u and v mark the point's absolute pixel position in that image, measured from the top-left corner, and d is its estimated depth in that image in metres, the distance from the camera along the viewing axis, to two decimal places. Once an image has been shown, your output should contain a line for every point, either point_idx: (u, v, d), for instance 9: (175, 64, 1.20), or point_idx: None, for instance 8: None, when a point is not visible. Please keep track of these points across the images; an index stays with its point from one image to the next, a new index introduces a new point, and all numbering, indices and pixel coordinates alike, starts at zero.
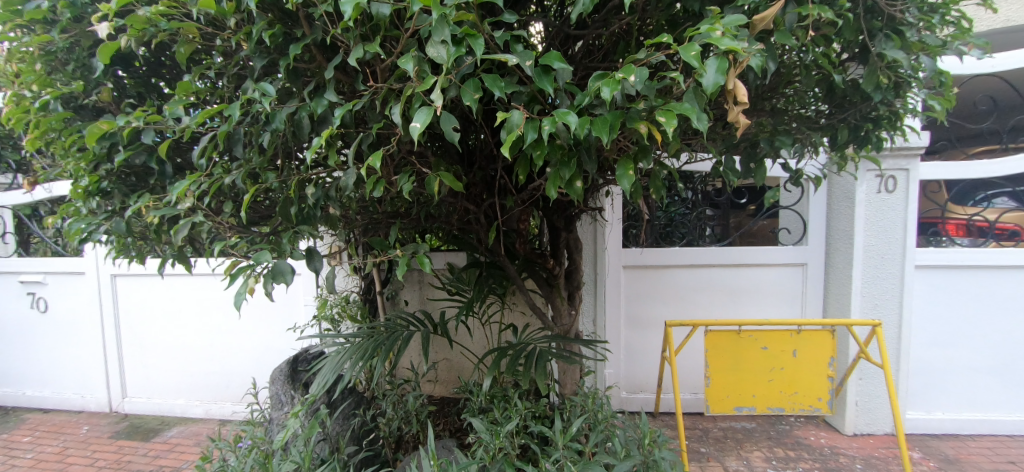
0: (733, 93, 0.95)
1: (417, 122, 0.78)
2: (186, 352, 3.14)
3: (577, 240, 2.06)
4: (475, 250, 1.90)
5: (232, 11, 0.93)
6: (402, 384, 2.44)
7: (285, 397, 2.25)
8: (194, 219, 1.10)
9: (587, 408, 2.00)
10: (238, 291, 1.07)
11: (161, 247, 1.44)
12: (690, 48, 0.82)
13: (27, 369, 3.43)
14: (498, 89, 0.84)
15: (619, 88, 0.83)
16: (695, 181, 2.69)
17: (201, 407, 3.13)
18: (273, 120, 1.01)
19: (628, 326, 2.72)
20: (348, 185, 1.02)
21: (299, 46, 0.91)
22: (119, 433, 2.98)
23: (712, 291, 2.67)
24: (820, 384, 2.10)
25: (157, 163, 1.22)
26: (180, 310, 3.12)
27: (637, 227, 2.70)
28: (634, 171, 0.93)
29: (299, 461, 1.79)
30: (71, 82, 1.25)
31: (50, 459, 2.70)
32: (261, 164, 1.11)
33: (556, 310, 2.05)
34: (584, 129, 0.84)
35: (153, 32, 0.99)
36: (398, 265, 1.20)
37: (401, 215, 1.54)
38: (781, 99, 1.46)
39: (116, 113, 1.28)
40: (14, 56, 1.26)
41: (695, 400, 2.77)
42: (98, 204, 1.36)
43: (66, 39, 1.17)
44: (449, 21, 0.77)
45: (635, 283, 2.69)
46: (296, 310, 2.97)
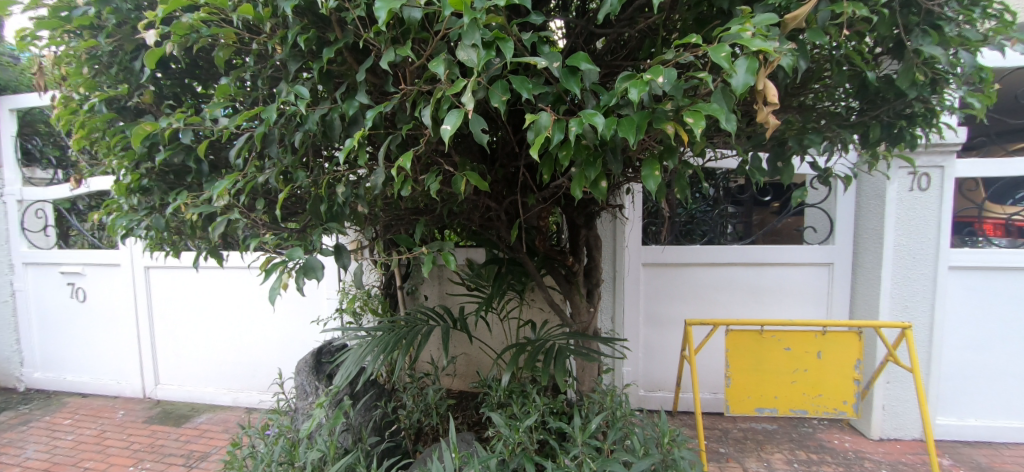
0: (763, 94, 0.95)
1: (448, 125, 0.81)
2: (215, 342, 3.26)
3: (596, 238, 2.06)
4: (495, 246, 1.92)
5: (268, 17, 0.96)
6: (422, 378, 2.49)
7: (310, 388, 2.31)
8: (230, 216, 1.15)
9: (605, 406, 2.01)
10: (272, 286, 1.12)
11: (196, 242, 1.51)
12: (719, 49, 0.82)
13: (67, 356, 3.61)
14: (525, 91, 0.85)
15: (646, 89, 0.83)
16: (718, 178, 2.66)
17: (229, 396, 3.24)
18: (306, 121, 1.04)
19: (646, 324, 2.70)
20: (377, 184, 1.05)
21: (332, 50, 0.94)
22: (152, 419, 3.11)
23: (734, 290, 2.64)
24: (846, 387, 2.05)
25: (195, 162, 1.27)
26: (210, 301, 3.23)
27: (657, 224, 2.68)
28: (660, 172, 0.93)
29: (325, 450, 1.85)
30: (116, 85, 1.32)
31: (90, 440, 2.85)
32: (294, 163, 1.15)
33: (575, 307, 2.04)
34: (611, 130, 0.84)
35: (196, 38, 1.03)
36: (424, 262, 1.25)
37: (424, 211, 1.57)
38: (810, 95, 1.42)
39: (156, 114, 1.34)
40: (63, 61, 1.33)
41: (715, 400, 2.74)
42: (139, 200, 1.42)
43: (110, 43, 1.23)
44: (480, 25, 0.79)
45: (655, 282, 2.67)
46: (319, 303, 3.05)
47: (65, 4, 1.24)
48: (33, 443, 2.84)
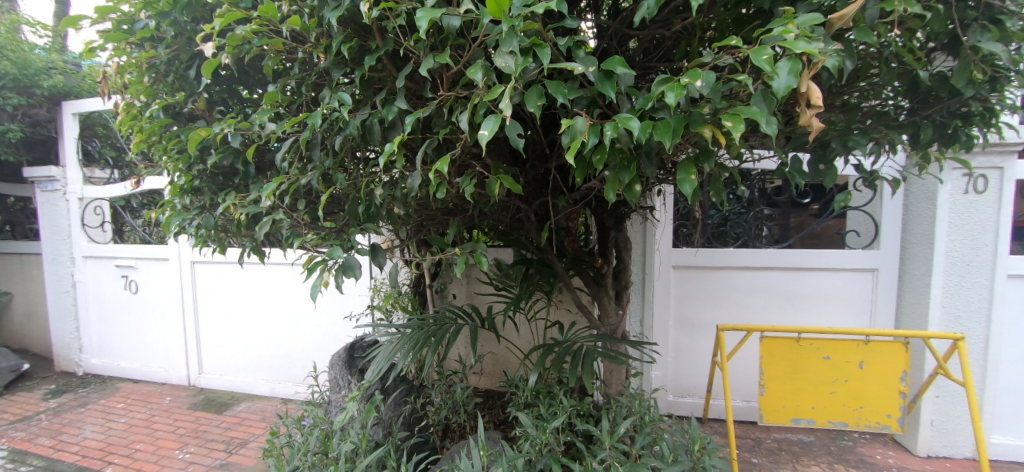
0: (807, 96, 0.93)
1: (485, 130, 0.83)
2: (253, 334, 3.41)
3: (626, 239, 2.05)
4: (524, 248, 1.93)
5: (314, 27, 1.01)
6: (450, 375, 2.53)
7: (343, 381, 2.38)
8: (275, 217, 1.21)
9: (634, 410, 1.99)
10: (314, 284, 1.18)
11: (240, 240, 1.59)
12: (761, 51, 0.80)
13: (120, 343, 3.85)
14: (561, 96, 0.86)
15: (684, 93, 0.83)
16: (754, 180, 2.58)
17: (266, 387, 3.39)
18: (347, 126, 1.09)
19: (677, 328, 2.65)
20: (413, 187, 1.08)
21: (373, 58, 0.98)
22: (196, 405, 3.29)
23: (770, 295, 2.55)
24: (890, 399, 1.96)
25: (243, 164, 1.34)
26: (250, 295, 3.38)
27: (688, 226, 2.62)
28: (696, 175, 0.91)
29: (357, 442, 1.92)
30: (174, 92, 1.42)
31: (140, 424, 3.05)
32: (334, 166, 1.19)
33: (603, 309, 2.03)
34: (647, 134, 0.84)
35: (248, 48, 1.10)
36: (458, 262, 1.29)
37: (455, 212, 1.60)
38: (855, 93, 1.36)
39: (208, 119, 1.43)
40: (124, 70, 1.43)
41: (748, 408, 2.66)
42: (190, 200, 1.52)
43: (168, 53, 1.32)
44: (518, 32, 0.80)
45: (686, 285, 2.62)
46: (352, 300, 3.15)
47: (127, 18, 1.34)
48: (91, 424, 3.06)
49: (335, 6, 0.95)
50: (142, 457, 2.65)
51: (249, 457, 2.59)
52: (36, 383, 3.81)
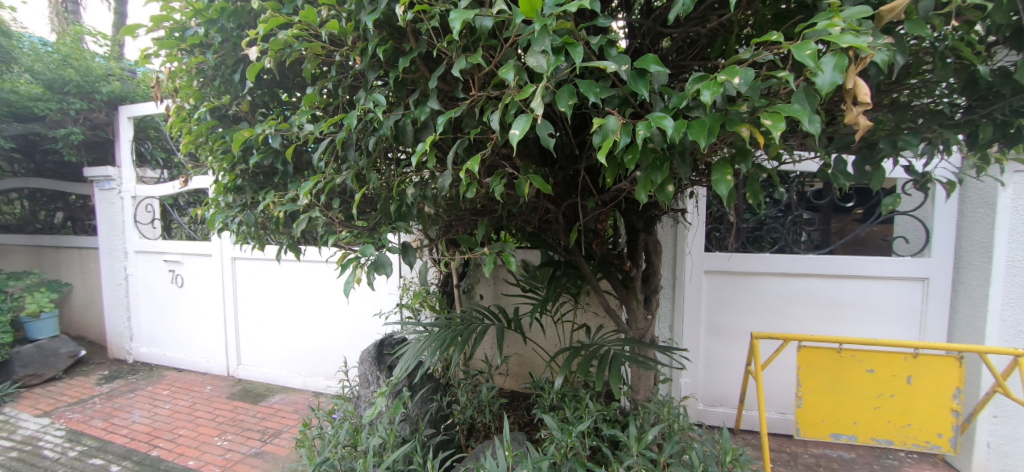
0: (853, 93, 0.89)
1: (517, 130, 0.83)
2: (288, 329, 3.54)
3: (656, 242, 2.01)
4: (552, 249, 1.93)
5: (351, 30, 1.04)
6: (475, 375, 2.55)
7: (372, 377, 2.42)
8: (311, 215, 1.25)
9: (662, 417, 1.95)
10: (347, 280, 1.22)
11: (278, 237, 1.66)
12: (804, 46, 0.78)
13: (166, 334, 4.07)
14: (593, 95, 0.86)
15: (721, 90, 0.81)
16: (792, 182, 2.48)
17: (299, 380, 3.51)
18: (381, 127, 1.12)
19: (708, 335, 2.57)
20: (444, 187, 1.09)
21: (407, 59, 1.00)
22: (234, 395, 3.45)
23: (809, 303, 2.44)
24: (940, 417, 1.83)
25: (282, 164, 1.40)
26: (286, 290, 3.51)
27: (722, 230, 2.54)
28: (732, 175, 0.89)
29: (385, 437, 1.97)
30: (220, 95, 1.50)
31: (183, 410, 3.21)
32: (367, 166, 1.23)
33: (631, 313, 2.00)
34: (681, 133, 0.83)
35: (289, 52, 1.14)
36: (487, 262, 1.30)
37: (484, 212, 1.61)
38: (905, 91, 1.28)
39: (251, 121, 1.50)
40: (176, 75, 1.52)
41: (784, 421, 2.55)
42: (233, 198, 1.60)
43: (216, 58, 1.39)
44: (550, 31, 0.80)
45: (718, 290, 2.54)
46: (381, 297, 3.23)
47: (179, 26, 1.43)
48: (140, 409, 3.25)
49: (371, 10, 0.98)
50: (185, 442, 2.79)
51: (283, 447, 2.69)
52: (92, 368, 4.08)
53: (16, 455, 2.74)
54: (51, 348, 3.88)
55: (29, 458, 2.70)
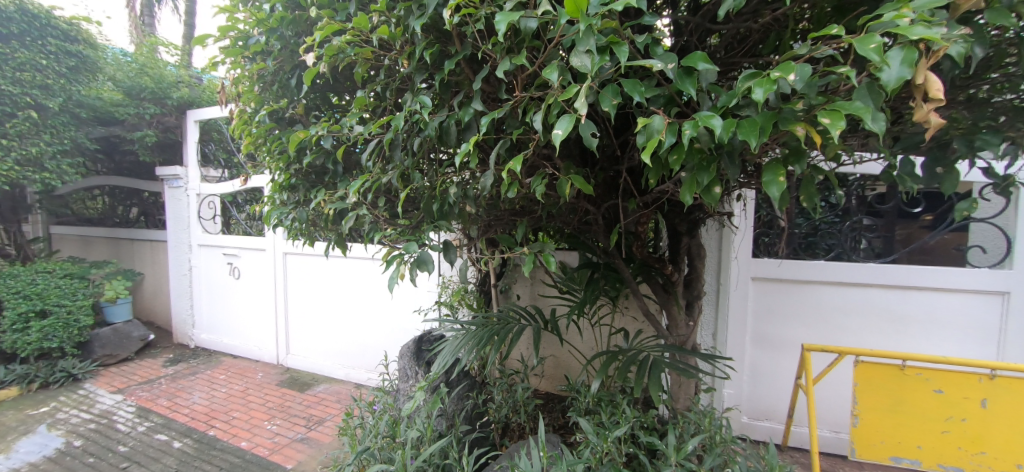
0: (923, 89, 0.83)
1: (559, 130, 0.83)
2: (333, 322, 3.70)
3: (700, 247, 1.95)
4: (591, 251, 1.91)
5: (400, 35, 1.07)
6: (511, 375, 2.55)
7: (411, 372, 2.48)
8: (359, 212, 1.32)
9: (703, 428, 1.88)
10: (391, 275, 1.27)
11: (327, 234, 1.75)
12: (867, 40, 0.74)
13: (224, 322, 4.36)
14: (638, 94, 0.84)
15: (774, 88, 0.78)
16: (851, 186, 2.33)
17: (342, 371, 3.65)
18: (427, 128, 1.15)
19: (754, 345, 2.46)
20: (485, 186, 1.11)
21: (453, 62, 1.02)
22: (283, 383, 3.64)
23: (869, 316, 2.27)
24: (1020, 446, 1.66)
25: (333, 164, 1.47)
26: (332, 285, 3.68)
27: (771, 235, 2.42)
28: (785, 177, 0.85)
29: (423, 430, 2.02)
30: (278, 100, 1.59)
31: (237, 395, 3.43)
32: (412, 166, 1.27)
33: (672, 319, 1.94)
34: (730, 133, 0.80)
35: (342, 57, 1.20)
36: (526, 262, 1.32)
37: (524, 213, 1.62)
38: (983, 87, 1.17)
39: (305, 123, 1.59)
40: (239, 81, 1.64)
41: (837, 440, 2.40)
42: (287, 195, 1.70)
43: (276, 64, 1.48)
44: (595, 31, 0.80)
45: (766, 298, 2.42)
46: (421, 295, 3.31)
47: (243, 35, 1.53)
48: (199, 391, 3.51)
49: (419, 14, 1.01)
50: (238, 424, 2.98)
51: (326, 434, 2.81)
52: (159, 351, 4.44)
53: (94, 427, 3.02)
54: (125, 331, 4.25)
55: (106, 430, 2.97)
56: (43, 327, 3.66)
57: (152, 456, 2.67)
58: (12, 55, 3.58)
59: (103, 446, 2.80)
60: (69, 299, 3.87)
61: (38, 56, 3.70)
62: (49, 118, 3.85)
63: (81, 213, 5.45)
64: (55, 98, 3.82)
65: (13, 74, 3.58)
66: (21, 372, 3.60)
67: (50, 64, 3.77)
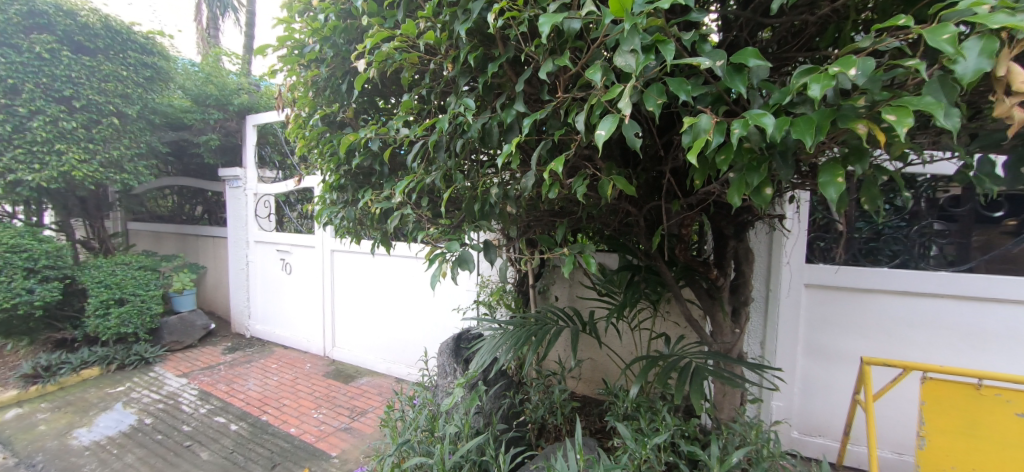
0: (1005, 82, 0.76)
1: (603, 130, 0.83)
2: (376, 317, 3.83)
3: (747, 251, 1.86)
4: (632, 254, 1.88)
5: (445, 40, 1.11)
6: (548, 376, 2.54)
7: (450, 369, 2.53)
8: (403, 212, 1.37)
9: (749, 440, 1.80)
10: (433, 273, 1.31)
11: (372, 232, 1.82)
12: (939, 30, 0.69)
13: (276, 315, 4.62)
14: (684, 93, 0.83)
15: (833, 83, 0.74)
16: (919, 187, 2.16)
17: (384, 365, 3.78)
18: (470, 130, 1.17)
19: (807, 356, 2.32)
20: (527, 187, 1.12)
21: (496, 64, 1.04)
22: (329, 374, 3.82)
23: (940, 330, 2.08)
24: None
25: (380, 166, 1.54)
26: (376, 281, 3.81)
27: (828, 239, 2.28)
28: (844, 177, 0.80)
29: (461, 426, 2.07)
30: (330, 104, 1.68)
31: (287, 383, 3.63)
32: (454, 167, 1.30)
33: (716, 325, 1.87)
34: (782, 132, 0.77)
35: (391, 63, 1.24)
36: (566, 263, 1.32)
37: (564, 214, 1.62)
38: None
39: (355, 126, 1.66)
40: (295, 87, 1.74)
41: (900, 462, 2.22)
42: (337, 195, 1.79)
43: (328, 71, 1.56)
44: (640, 30, 0.79)
45: (821, 307, 2.28)
46: (460, 294, 3.38)
47: (299, 44, 1.63)
48: (253, 379, 3.74)
49: (464, 19, 1.04)
50: (288, 411, 3.16)
51: (368, 425, 2.92)
52: (219, 340, 4.77)
53: (162, 407, 3.29)
54: (190, 319, 4.59)
55: (172, 410, 3.23)
56: (121, 313, 4.04)
57: (211, 437, 2.88)
58: (99, 67, 3.97)
59: (170, 425, 3.05)
60: (143, 288, 4.24)
61: (120, 68, 4.09)
62: (128, 124, 4.24)
63: (154, 210, 5.95)
64: (133, 106, 4.20)
65: (99, 85, 3.97)
66: (102, 354, 3.97)
67: (129, 75, 4.15)
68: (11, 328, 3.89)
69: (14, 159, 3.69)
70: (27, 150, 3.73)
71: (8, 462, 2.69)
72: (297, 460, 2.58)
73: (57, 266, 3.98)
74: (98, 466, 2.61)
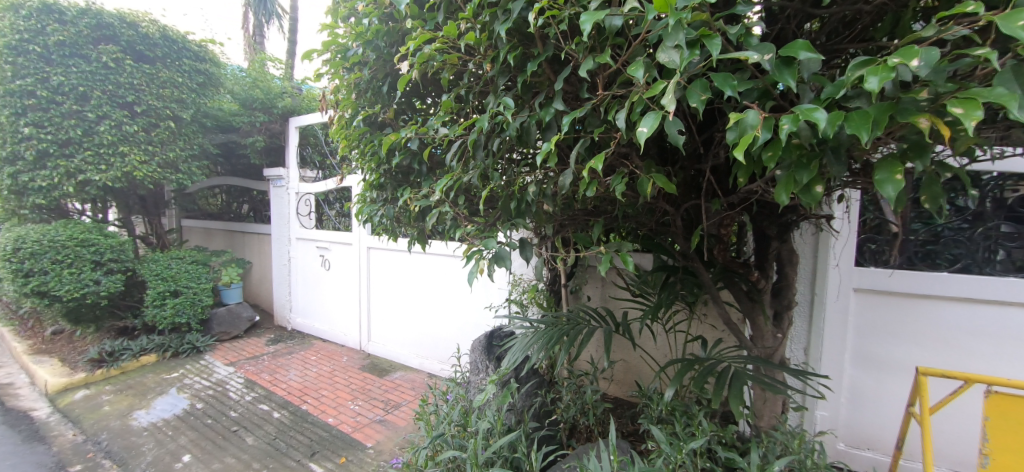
0: None
1: (645, 127, 0.83)
2: (410, 313, 3.92)
3: (791, 252, 1.79)
4: (668, 254, 1.84)
5: (485, 40, 1.13)
6: (580, 376, 2.52)
7: (482, 365, 2.55)
8: (442, 209, 1.41)
9: (791, 450, 1.73)
10: (471, 270, 1.34)
11: (410, 230, 1.87)
12: (1013, 17, 0.65)
13: (316, 309, 4.80)
14: (730, 88, 0.81)
15: (892, 75, 0.70)
16: (985, 186, 2.01)
17: (417, 361, 3.87)
18: (508, 129, 1.19)
19: (855, 364, 2.21)
20: (565, 185, 1.12)
21: (536, 63, 1.05)
22: (364, 367, 3.94)
23: (1008, 341, 1.92)
24: None
25: (419, 164, 1.58)
26: (410, 278, 3.90)
27: (880, 241, 2.16)
28: (904, 174, 0.76)
29: (493, 423, 2.10)
30: (371, 105, 1.73)
31: (326, 375, 3.78)
32: (491, 166, 1.31)
33: (757, 329, 1.81)
34: (836, 127, 0.74)
35: (432, 64, 1.27)
36: (603, 262, 1.32)
37: (598, 213, 1.62)
38: None
39: (394, 126, 1.71)
40: (338, 89, 1.80)
41: None
42: (376, 193, 1.85)
43: (370, 73, 1.61)
44: (685, 25, 0.78)
45: (871, 313, 2.16)
46: (492, 292, 3.41)
47: (342, 48, 1.69)
48: (294, 369, 3.91)
49: (504, 19, 1.05)
50: (327, 401, 3.29)
51: (402, 418, 3.00)
52: (263, 331, 5.01)
53: (212, 393, 3.50)
54: (237, 311, 4.85)
55: (221, 397, 3.43)
56: (176, 304, 4.31)
57: (256, 423, 3.03)
58: (157, 75, 4.26)
59: (219, 410, 3.23)
60: (195, 282, 4.51)
61: (177, 75, 4.38)
62: (183, 127, 4.52)
63: (206, 208, 6.31)
64: (187, 110, 4.48)
65: (158, 91, 4.26)
66: (159, 342, 4.26)
67: (184, 81, 4.44)
68: (80, 316, 4.22)
69: (83, 161, 4.00)
70: (95, 152, 4.03)
71: (78, 439, 2.94)
72: (335, 449, 2.68)
73: (121, 259, 4.28)
74: (156, 446, 2.80)
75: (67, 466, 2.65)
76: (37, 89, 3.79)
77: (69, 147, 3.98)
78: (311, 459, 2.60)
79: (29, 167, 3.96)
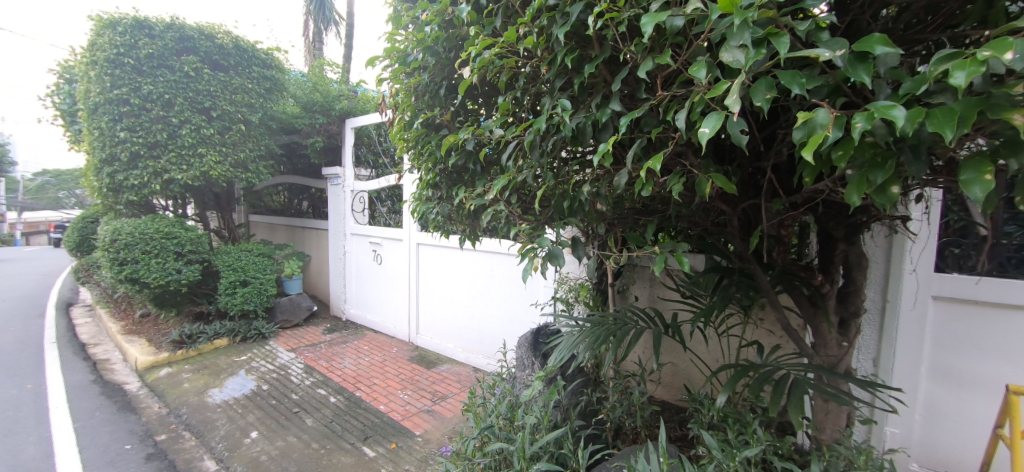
0: None
1: (707, 128, 0.83)
2: (457, 308, 4.04)
3: (861, 256, 1.67)
4: (723, 255, 1.78)
5: (543, 43, 1.16)
6: (627, 376, 2.49)
7: (528, 362, 2.58)
8: (496, 208, 1.45)
9: (856, 466, 1.63)
10: (525, 268, 1.38)
11: (462, 227, 1.94)
12: None
13: (369, 301, 5.05)
14: (798, 86, 0.79)
15: (981, 69, 0.66)
16: None
17: (463, 354, 3.98)
18: (563, 129, 1.21)
19: (933, 379, 2.03)
20: (621, 184, 1.13)
21: (593, 64, 1.07)
22: (413, 358, 4.10)
23: None
24: None
25: (474, 164, 1.64)
26: (458, 274, 4.02)
27: (966, 245, 1.97)
28: (993, 174, 0.72)
29: (540, 418, 2.13)
30: (429, 108, 1.81)
31: (378, 364, 3.97)
32: (545, 166, 1.34)
33: (819, 336, 1.71)
34: (916, 124, 0.71)
35: (491, 68, 1.32)
36: (657, 261, 1.30)
37: (651, 212, 1.60)
38: None
39: (451, 127, 1.78)
40: (397, 93, 1.90)
41: None
42: (431, 192, 1.93)
43: (429, 77, 1.69)
44: (751, 24, 0.77)
45: (953, 324, 1.98)
46: (538, 289, 3.45)
47: (402, 54, 1.78)
48: (349, 358, 4.14)
49: (562, 23, 1.08)
50: (379, 389, 3.46)
51: (448, 409, 3.10)
52: (321, 321, 5.33)
53: (276, 376, 3.78)
54: (297, 301, 5.19)
55: (284, 380, 3.70)
56: (245, 293, 4.69)
57: (315, 406, 3.25)
58: (231, 82, 4.64)
59: (283, 392, 3.49)
60: (262, 272, 4.87)
61: (247, 81, 4.75)
62: (252, 129, 4.89)
63: (271, 205, 6.79)
64: (256, 114, 4.84)
65: (231, 97, 4.64)
66: (230, 327, 4.64)
67: (253, 87, 4.80)
68: (165, 301, 4.70)
69: (168, 162, 4.43)
70: (177, 154, 4.45)
71: (163, 411, 3.28)
72: (385, 435, 2.83)
73: (198, 251, 4.71)
74: (228, 422, 3.07)
75: (155, 435, 2.97)
76: (131, 97, 4.24)
77: (156, 149, 4.43)
78: (363, 442, 2.76)
79: (124, 167, 4.45)
